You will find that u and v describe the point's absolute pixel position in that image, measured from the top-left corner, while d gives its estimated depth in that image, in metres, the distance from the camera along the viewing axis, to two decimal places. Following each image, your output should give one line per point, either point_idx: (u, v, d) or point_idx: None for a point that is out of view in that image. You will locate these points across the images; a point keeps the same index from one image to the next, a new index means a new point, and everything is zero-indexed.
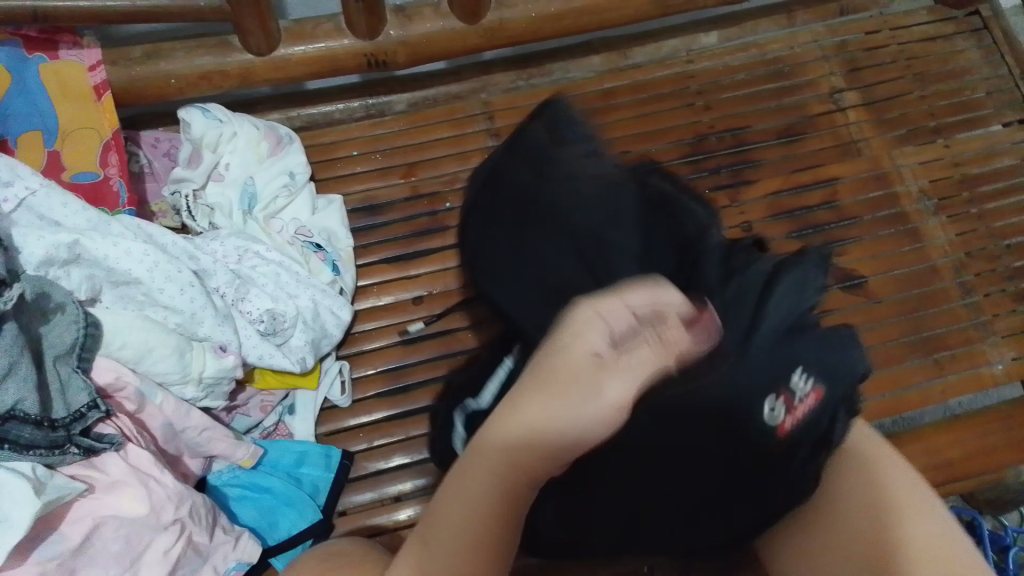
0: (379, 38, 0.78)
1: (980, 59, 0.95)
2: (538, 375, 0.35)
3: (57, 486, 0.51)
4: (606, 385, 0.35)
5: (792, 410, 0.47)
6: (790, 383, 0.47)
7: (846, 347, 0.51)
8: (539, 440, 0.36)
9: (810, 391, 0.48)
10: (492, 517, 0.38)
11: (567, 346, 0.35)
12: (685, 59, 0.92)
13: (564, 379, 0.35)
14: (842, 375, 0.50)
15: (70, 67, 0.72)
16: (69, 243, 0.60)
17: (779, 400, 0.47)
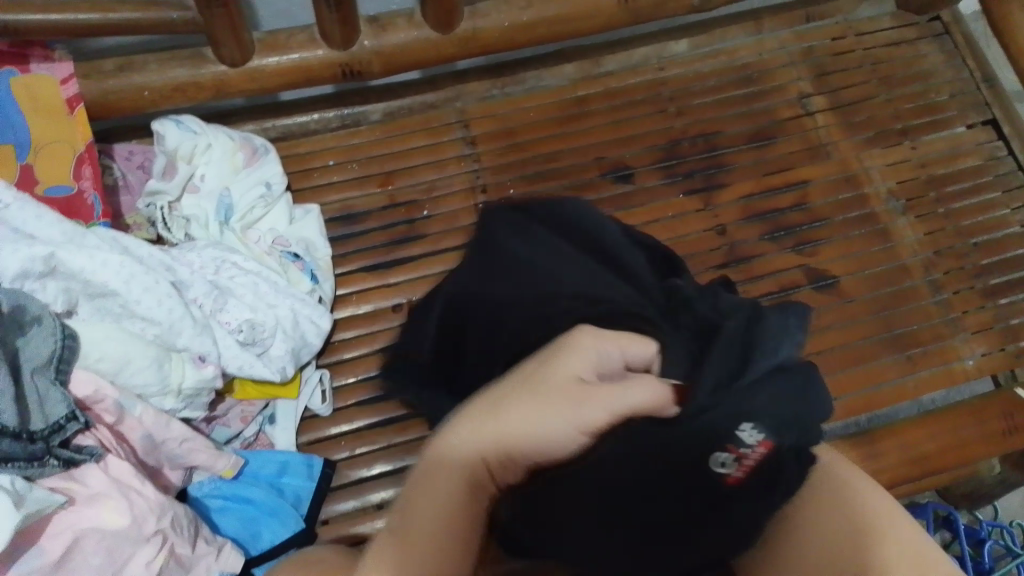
0: (353, 48, 0.79)
1: (943, 63, 0.97)
2: (513, 382, 0.40)
3: (37, 499, 0.51)
4: (583, 402, 0.40)
5: (742, 461, 0.41)
6: (742, 434, 0.41)
7: (830, 397, 0.47)
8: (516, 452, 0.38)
9: (759, 443, 0.42)
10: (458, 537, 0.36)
11: (545, 363, 0.41)
12: (656, 66, 0.94)
13: (537, 385, 0.40)
14: (815, 425, 0.44)
15: (41, 81, 0.72)
16: (45, 256, 0.60)
17: (734, 449, 0.41)
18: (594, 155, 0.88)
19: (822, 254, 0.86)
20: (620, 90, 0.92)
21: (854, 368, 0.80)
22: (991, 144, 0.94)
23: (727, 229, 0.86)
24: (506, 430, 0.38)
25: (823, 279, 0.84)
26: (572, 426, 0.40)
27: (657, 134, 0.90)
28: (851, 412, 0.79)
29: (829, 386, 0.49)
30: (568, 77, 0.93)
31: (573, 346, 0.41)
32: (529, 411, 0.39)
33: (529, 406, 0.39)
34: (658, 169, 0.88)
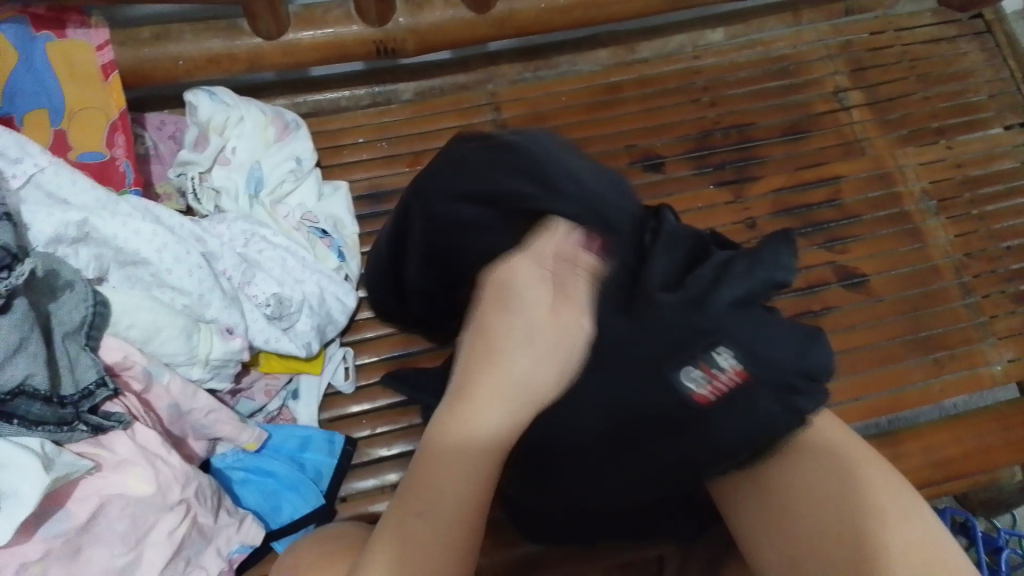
0: (389, 25, 0.78)
1: (983, 62, 0.96)
2: (504, 329, 0.43)
3: (66, 463, 0.51)
4: (566, 337, 0.44)
5: (711, 381, 0.49)
6: (709, 355, 0.49)
7: (813, 346, 0.50)
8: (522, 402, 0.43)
9: (730, 368, 0.49)
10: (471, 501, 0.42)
11: (526, 300, 0.43)
12: (691, 55, 0.93)
13: (532, 335, 0.43)
14: (783, 365, 0.49)
15: (76, 46, 0.72)
16: (78, 221, 0.60)
17: (698, 370, 0.49)
18: (625, 142, 0.87)
19: (851, 251, 0.85)
20: (653, 78, 0.91)
21: (879, 368, 0.80)
22: None
23: (756, 222, 0.85)
24: (507, 383, 0.43)
25: (852, 277, 0.83)
26: (562, 365, 0.44)
27: (688, 124, 0.89)
28: (875, 412, 0.78)
29: (813, 336, 0.51)
30: (601, 63, 0.92)
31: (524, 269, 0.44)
32: (527, 365, 0.43)
33: (530, 359, 0.43)
34: (689, 159, 0.87)
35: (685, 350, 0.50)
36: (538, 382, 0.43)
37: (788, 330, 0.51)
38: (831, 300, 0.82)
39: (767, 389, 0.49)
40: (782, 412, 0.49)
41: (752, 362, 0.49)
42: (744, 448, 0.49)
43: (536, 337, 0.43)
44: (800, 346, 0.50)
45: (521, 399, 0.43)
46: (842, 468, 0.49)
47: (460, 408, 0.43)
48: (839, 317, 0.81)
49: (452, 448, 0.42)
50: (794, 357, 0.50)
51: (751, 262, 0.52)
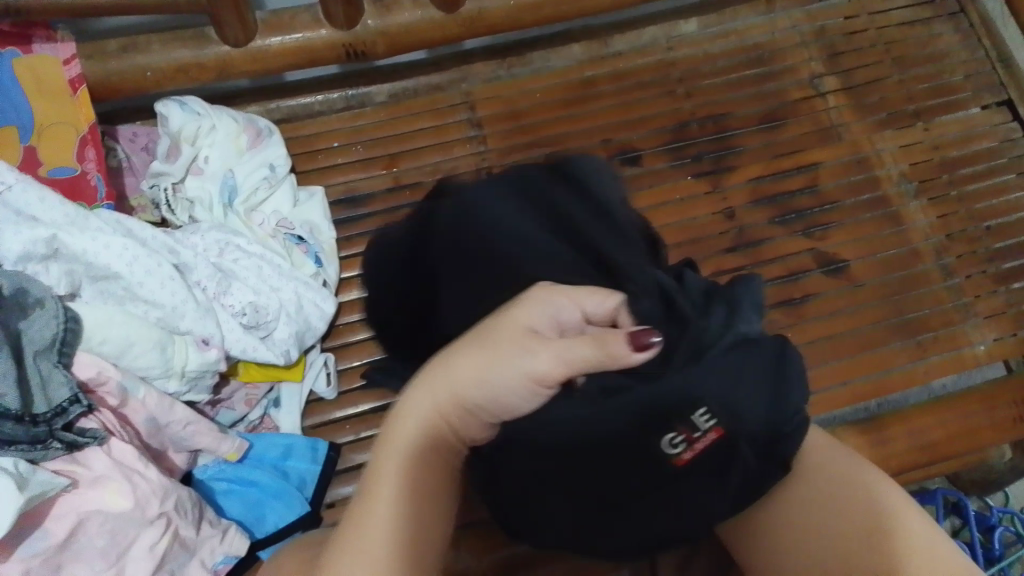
0: (357, 28, 0.78)
1: (958, 43, 0.96)
2: (470, 343, 0.46)
3: (40, 482, 0.51)
4: (520, 353, 0.46)
5: (691, 444, 0.49)
6: (689, 418, 0.49)
7: (795, 385, 0.51)
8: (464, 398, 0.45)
9: (710, 428, 0.49)
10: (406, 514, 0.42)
11: (493, 336, 0.46)
12: (665, 46, 0.92)
13: (480, 340, 0.46)
14: (751, 414, 0.50)
15: (42, 61, 0.71)
16: (47, 238, 0.60)
17: (678, 435, 0.49)
18: (602, 136, 0.87)
19: (831, 238, 0.84)
20: (628, 71, 0.91)
21: (862, 353, 0.80)
22: (1006, 125, 0.92)
23: (735, 212, 0.85)
24: (448, 388, 0.45)
25: (832, 263, 0.83)
26: (503, 372, 0.45)
27: (664, 116, 0.89)
28: (859, 397, 0.78)
29: (790, 363, 0.52)
30: (575, 58, 0.91)
31: (521, 314, 0.47)
32: (460, 369, 0.45)
33: (470, 357, 0.45)
34: (666, 151, 0.87)
35: (672, 415, 0.49)
36: (476, 381, 0.45)
37: (771, 369, 0.51)
38: (813, 287, 0.82)
39: (745, 447, 0.50)
40: (763, 458, 0.50)
41: (727, 420, 0.49)
42: (722, 497, 0.51)
43: (488, 343, 0.46)
44: (778, 379, 0.51)
45: (468, 391, 0.45)
46: (841, 487, 0.50)
47: (395, 414, 0.45)
48: (820, 303, 0.81)
49: (393, 443, 0.44)
50: (768, 402, 0.51)
51: (733, 309, 0.53)
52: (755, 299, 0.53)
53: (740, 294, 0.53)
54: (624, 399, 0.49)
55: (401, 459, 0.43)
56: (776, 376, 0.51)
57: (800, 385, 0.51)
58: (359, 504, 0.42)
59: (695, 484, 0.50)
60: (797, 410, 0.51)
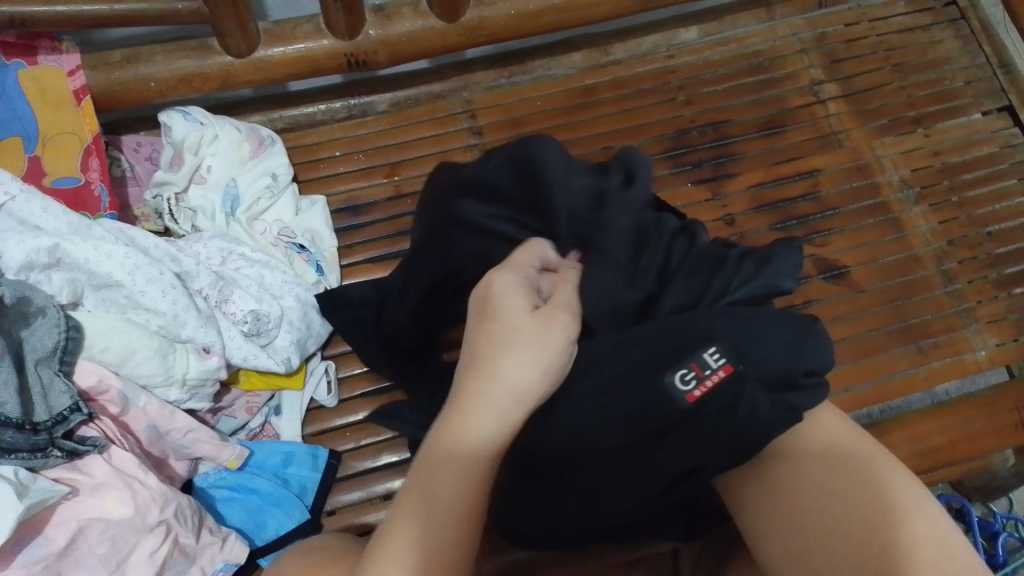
0: (358, 38, 0.79)
1: (959, 49, 0.96)
2: (492, 335, 0.44)
3: (41, 489, 0.51)
4: (550, 334, 0.44)
5: (702, 382, 0.49)
6: (698, 355, 0.50)
7: (817, 343, 0.52)
8: (510, 399, 0.43)
9: (720, 367, 0.49)
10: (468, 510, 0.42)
11: (506, 311, 0.45)
12: (665, 54, 0.93)
13: (513, 339, 0.43)
14: (779, 368, 0.50)
15: (48, 72, 0.72)
16: (50, 247, 0.61)
17: (688, 371, 0.50)
18: (602, 143, 0.87)
19: (832, 244, 0.84)
20: (629, 78, 0.91)
21: (863, 359, 0.79)
22: (1007, 131, 0.92)
23: (736, 219, 0.85)
24: (501, 389, 0.42)
25: (833, 269, 0.83)
26: (547, 358, 0.43)
27: (665, 123, 0.89)
28: (860, 404, 0.78)
29: (814, 330, 0.52)
30: (576, 66, 0.92)
31: (506, 292, 0.46)
32: (495, 376, 0.43)
33: (518, 356, 0.43)
34: (666, 159, 0.87)
35: (678, 356, 0.50)
36: (522, 386, 0.43)
37: (789, 321, 0.52)
38: (813, 293, 0.82)
39: (761, 388, 0.49)
40: (783, 408, 0.49)
41: (739, 360, 0.50)
42: (737, 447, 0.49)
43: (516, 342, 0.43)
44: (793, 341, 0.51)
45: (512, 405, 0.42)
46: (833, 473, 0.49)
47: (453, 416, 0.43)
48: (821, 310, 0.81)
49: (445, 454, 0.42)
50: (784, 355, 0.50)
51: (761, 262, 0.55)
52: (793, 261, 0.55)
53: (774, 252, 0.55)
54: (633, 347, 0.52)
55: (457, 469, 0.42)
56: (796, 335, 0.51)
57: (815, 347, 0.51)
58: (411, 509, 0.42)
59: (712, 429, 0.49)
60: (814, 375, 0.51)
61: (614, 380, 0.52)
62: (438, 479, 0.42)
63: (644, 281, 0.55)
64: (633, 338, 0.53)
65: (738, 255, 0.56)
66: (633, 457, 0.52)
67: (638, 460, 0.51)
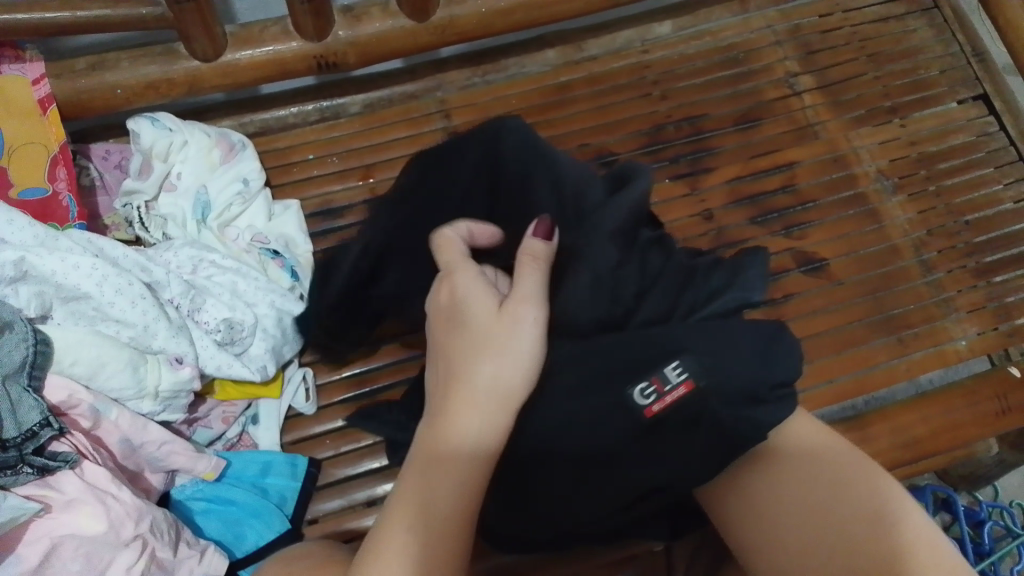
0: (327, 39, 0.78)
1: (933, 38, 0.96)
2: (466, 341, 0.44)
3: (11, 507, 0.50)
4: (520, 330, 0.44)
5: (662, 397, 0.49)
6: (661, 372, 0.49)
7: (782, 354, 0.53)
8: (500, 400, 0.43)
9: (682, 383, 0.49)
10: (465, 512, 0.42)
11: (470, 315, 0.45)
12: (640, 49, 0.92)
13: (489, 342, 0.44)
14: (729, 379, 0.51)
15: (12, 81, 0.71)
16: (15, 260, 0.60)
17: (649, 386, 0.49)
18: (578, 141, 0.87)
19: (810, 236, 0.84)
20: (603, 75, 0.90)
21: (844, 351, 0.79)
22: (983, 119, 0.92)
23: (714, 213, 0.85)
24: (486, 390, 0.43)
25: (811, 262, 0.83)
26: (525, 357, 0.44)
27: (641, 119, 0.88)
28: (842, 396, 0.78)
29: (776, 336, 0.54)
30: (550, 63, 0.91)
31: (469, 295, 0.46)
32: (483, 374, 0.43)
33: (495, 360, 0.43)
34: (643, 155, 0.87)
35: (642, 370, 0.50)
36: (507, 386, 0.43)
37: (752, 330, 0.53)
38: (793, 286, 0.82)
39: (718, 404, 0.50)
40: (746, 423, 0.50)
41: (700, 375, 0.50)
42: (704, 460, 0.51)
43: (485, 345, 0.44)
44: (762, 350, 0.53)
45: (501, 407, 0.43)
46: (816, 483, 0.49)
47: (440, 415, 0.43)
48: (801, 303, 0.81)
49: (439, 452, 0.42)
50: (748, 367, 0.52)
51: (730, 276, 0.58)
52: (760, 270, 0.58)
53: (743, 263, 0.58)
54: (599, 358, 0.52)
55: (454, 469, 0.42)
56: (760, 347, 0.53)
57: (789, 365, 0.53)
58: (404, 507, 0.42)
59: (676, 446, 0.51)
60: (783, 387, 0.52)
61: (586, 399, 0.51)
62: (418, 481, 0.43)
63: (624, 293, 0.55)
64: (606, 357, 0.52)
65: (708, 265, 0.59)
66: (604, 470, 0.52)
67: (613, 478, 0.52)
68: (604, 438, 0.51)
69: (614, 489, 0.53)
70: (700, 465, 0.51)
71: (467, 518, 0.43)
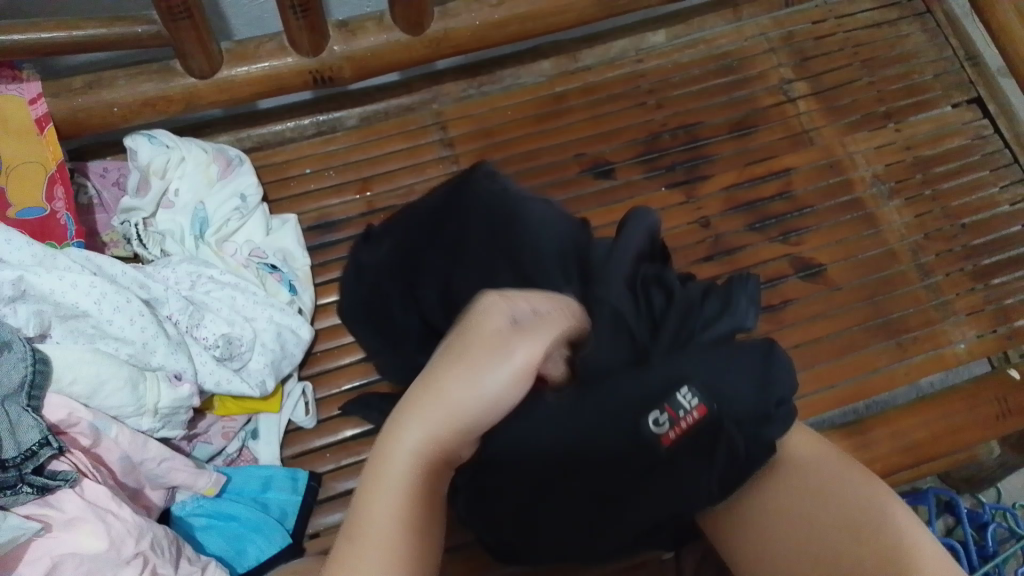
0: (323, 54, 0.78)
1: (926, 43, 0.96)
2: (446, 349, 0.41)
3: (11, 527, 0.52)
4: (512, 351, 0.40)
5: (676, 424, 0.50)
6: (673, 398, 0.50)
7: (778, 373, 0.54)
8: (458, 417, 0.40)
9: (694, 407, 0.50)
10: (399, 539, 0.39)
11: (472, 325, 0.41)
12: (634, 58, 0.92)
13: (463, 350, 0.40)
14: (733, 401, 0.53)
15: (8, 101, 0.72)
16: (14, 280, 0.60)
17: (663, 413, 0.50)
18: (575, 150, 0.87)
19: (808, 242, 0.84)
20: (598, 84, 0.91)
21: (843, 356, 0.79)
22: (978, 123, 0.92)
23: (711, 221, 0.85)
24: (442, 404, 0.39)
25: (809, 268, 0.83)
26: (505, 381, 0.39)
27: (637, 128, 0.89)
28: (842, 401, 0.78)
29: (769, 351, 0.55)
30: (545, 73, 0.92)
31: (481, 308, 0.41)
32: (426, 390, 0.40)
33: (462, 374, 0.39)
34: (639, 163, 0.87)
35: (653, 398, 0.51)
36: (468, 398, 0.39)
37: (746, 352, 0.54)
38: (792, 292, 0.82)
39: (732, 425, 0.52)
40: (755, 446, 0.51)
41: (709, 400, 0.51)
42: (713, 482, 0.51)
43: (463, 364, 0.40)
44: (760, 376, 0.54)
45: (447, 424, 0.39)
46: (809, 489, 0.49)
47: (391, 427, 0.40)
48: (800, 308, 0.81)
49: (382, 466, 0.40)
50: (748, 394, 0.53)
51: (723, 299, 0.57)
52: (751, 296, 0.57)
53: (734, 289, 0.57)
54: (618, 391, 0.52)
55: (392, 486, 0.39)
56: (758, 372, 0.54)
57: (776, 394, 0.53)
58: (353, 524, 0.39)
59: (687, 467, 0.51)
60: (784, 404, 0.53)
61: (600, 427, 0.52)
62: (371, 502, 0.39)
63: (639, 330, 0.55)
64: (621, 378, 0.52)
65: (700, 295, 0.58)
66: (617, 491, 0.53)
67: (619, 495, 0.53)
68: (615, 459, 0.52)
69: (620, 506, 0.53)
70: (708, 485, 0.51)
71: (404, 549, 0.39)
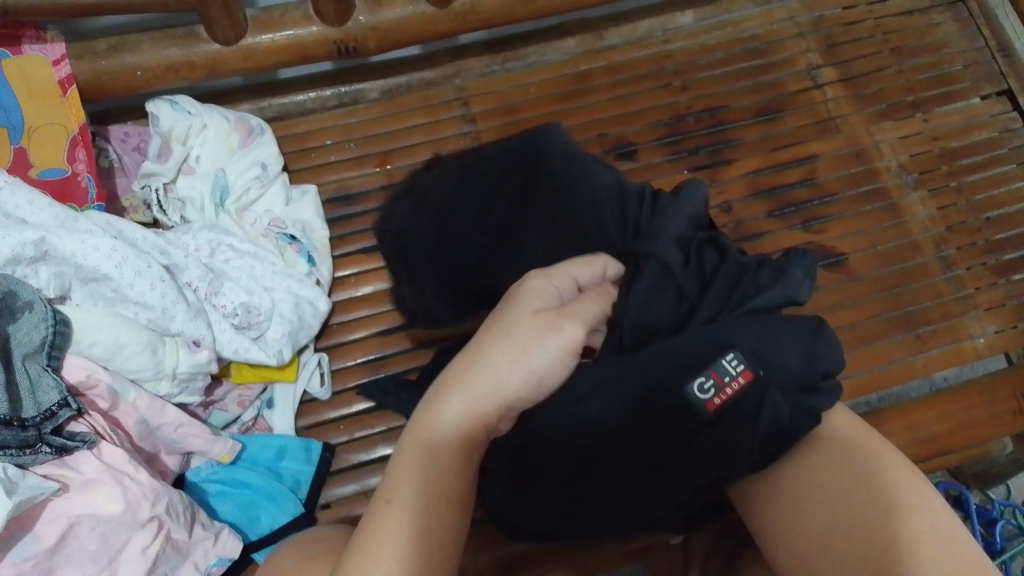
0: (348, 24, 0.77)
1: (957, 32, 0.94)
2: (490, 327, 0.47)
3: (30, 486, 0.51)
4: (554, 333, 0.46)
5: (722, 390, 0.47)
6: (717, 362, 0.48)
7: (828, 345, 0.52)
8: (501, 392, 0.45)
9: (741, 373, 0.48)
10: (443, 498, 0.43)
11: (518, 304, 0.47)
12: (661, 39, 0.91)
13: (509, 329, 0.45)
14: (784, 365, 0.50)
15: (32, 62, 0.70)
16: (35, 240, 0.59)
17: (706, 378, 0.48)
18: (597, 131, 0.86)
19: (830, 231, 0.84)
20: (623, 64, 0.90)
21: (861, 346, 0.79)
22: (1006, 116, 0.91)
23: (733, 206, 0.84)
24: (485, 377, 0.45)
25: (830, 257, 0.82)
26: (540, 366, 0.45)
27: (661, 109, 0.88)
28: (858, 392, 0.78)
29: (819, 328, 0.53)
30: (570, 51, 0.91)
31: (530, 286, 0.48)
32: (468, 370, 0.45)
33: (510, 360, 0.45)
34: (662, 145, 0.86)
35: (699, 364, 0.49)
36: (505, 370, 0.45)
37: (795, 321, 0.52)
38: None
39: (778, 392, 0.50)
40: (800, 413, 0.50)
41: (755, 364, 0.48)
42: (755, 446, 0.50)
43: (506, 347, 0.45)
44: (808, 349, 0.51)
45: (487, 396, 0.44)
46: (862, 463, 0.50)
47: (432, 401, 0.45)
48: (819, 297, 0.81)
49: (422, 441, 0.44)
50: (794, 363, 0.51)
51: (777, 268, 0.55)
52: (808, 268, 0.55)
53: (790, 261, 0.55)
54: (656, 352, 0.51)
55: (424, 456, 0.44)
56: (804, 341, 0.52)
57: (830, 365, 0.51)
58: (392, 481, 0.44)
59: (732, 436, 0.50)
60: (829, 378, 0.52)
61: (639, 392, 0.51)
62: (405, 456, 0.44)
63: (688, 289, 0.55)
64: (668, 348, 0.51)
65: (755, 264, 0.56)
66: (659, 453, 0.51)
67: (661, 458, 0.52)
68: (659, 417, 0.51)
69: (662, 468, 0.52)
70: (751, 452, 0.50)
71: (446, 505, 0.43)
